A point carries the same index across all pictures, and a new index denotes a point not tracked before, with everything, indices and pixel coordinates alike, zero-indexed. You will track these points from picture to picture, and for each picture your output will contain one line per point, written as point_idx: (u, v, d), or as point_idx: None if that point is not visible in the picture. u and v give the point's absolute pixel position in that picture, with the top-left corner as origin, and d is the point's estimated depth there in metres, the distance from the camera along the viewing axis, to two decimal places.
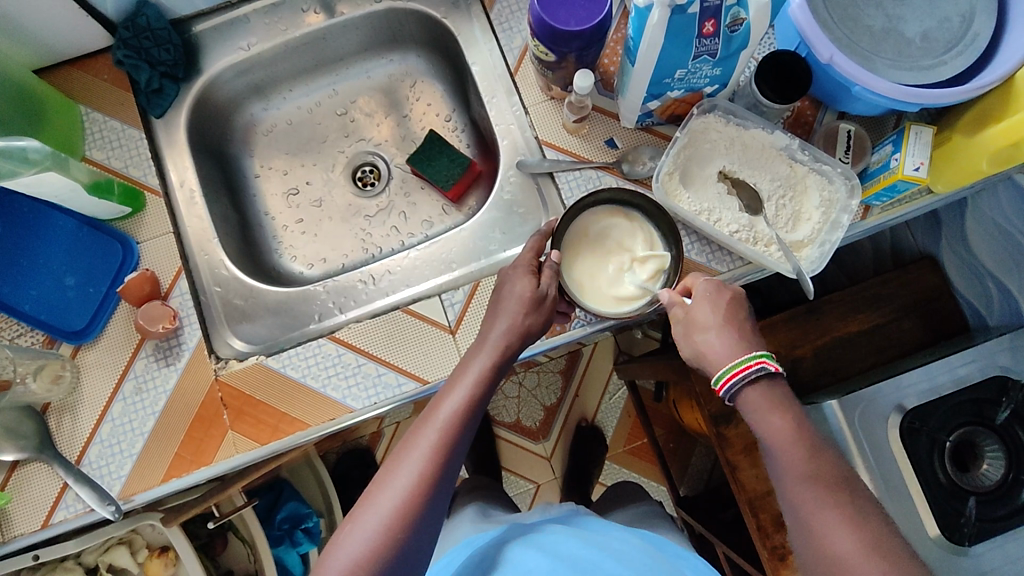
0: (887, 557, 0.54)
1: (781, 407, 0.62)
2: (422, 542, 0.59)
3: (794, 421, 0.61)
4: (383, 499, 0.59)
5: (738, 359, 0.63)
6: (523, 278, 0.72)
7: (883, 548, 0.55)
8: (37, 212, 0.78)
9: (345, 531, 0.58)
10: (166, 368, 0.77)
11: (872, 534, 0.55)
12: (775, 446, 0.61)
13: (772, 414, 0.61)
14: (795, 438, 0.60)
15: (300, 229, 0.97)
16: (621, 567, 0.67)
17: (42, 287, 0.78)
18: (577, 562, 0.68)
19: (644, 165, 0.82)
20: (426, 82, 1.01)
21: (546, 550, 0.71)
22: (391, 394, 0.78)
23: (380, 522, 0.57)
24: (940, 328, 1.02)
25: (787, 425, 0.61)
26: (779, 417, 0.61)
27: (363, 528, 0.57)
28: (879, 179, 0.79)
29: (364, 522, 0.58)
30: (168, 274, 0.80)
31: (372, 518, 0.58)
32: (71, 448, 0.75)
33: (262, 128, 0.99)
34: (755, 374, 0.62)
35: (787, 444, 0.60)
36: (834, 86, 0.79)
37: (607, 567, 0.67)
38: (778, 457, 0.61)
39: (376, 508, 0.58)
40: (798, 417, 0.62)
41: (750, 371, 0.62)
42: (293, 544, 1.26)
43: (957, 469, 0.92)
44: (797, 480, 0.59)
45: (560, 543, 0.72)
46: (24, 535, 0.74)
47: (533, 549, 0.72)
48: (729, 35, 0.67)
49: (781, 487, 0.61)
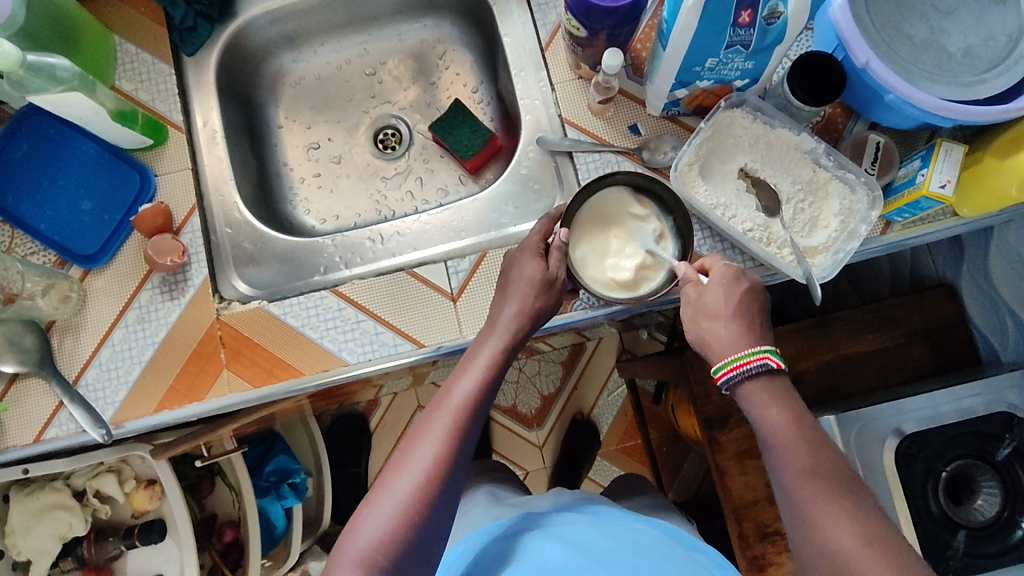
0: (886, 551, 0.54)
1: (783, 406, 0.61)
2: (438, 527, 0.59)
3: (798, 414, 0.60)
4: (399, 484, 0.59)
5: (736, 355, 0.62)
6: (531, 261, 0.71)
7: (878, 546, 0.54)
8: (62, 134, 0.80)
9: (363, 515, 0.59)
10: (170, 302, 0.78)
11: (869, 532, 0.55)
12: (773, 439, 0.60)
13: (771, 408, 0.61)
14: (796, 433, 0.59)
15: (316, 183, 0.98)
16: (637, 557, 0.67)
17: (59, 209, 0.79)
18: (595, 553, 0.67)
19: (665, 154, 0.81)
20: (457, 51, 1.01)
21: (563, 539, 0.71)
22: (386, 353, 0.78)
23: (397, 507, 0.58)
24: (951, 356, 1.00)
25: (781, 423, 0.60)
26: (777, 411, 0.60)
27: (380, 513, 0.58)
28: (903, 194, 0.77)
29: (381, 506, 0.58)
30: (181, 210, 0.80)
31: (388, 502, 0.58)
32: (70, 369, 0.76)
33: (291, 80, 1.00)
34: (755, 370, 0.61)
35: (788, 437, 0.59)
36: (866, 93, 0.77)
37: (623, 556, 0.67)
38: (773, 449, 0.60)
39: (392, 492, 0.59)
40: (803, 416, 0.60)
41: (751, 366, 0.61)
42: (277, 497, 1.27)
43: (950, 501, 0.91)
44: (799, 476, 0.58)
45: (578, 534, 0.72)
46: (17, 448, 0.75)
47: (548, 539, 0.71)
48: (765, 27, 0.66)
49: (780, 486, 0.60)
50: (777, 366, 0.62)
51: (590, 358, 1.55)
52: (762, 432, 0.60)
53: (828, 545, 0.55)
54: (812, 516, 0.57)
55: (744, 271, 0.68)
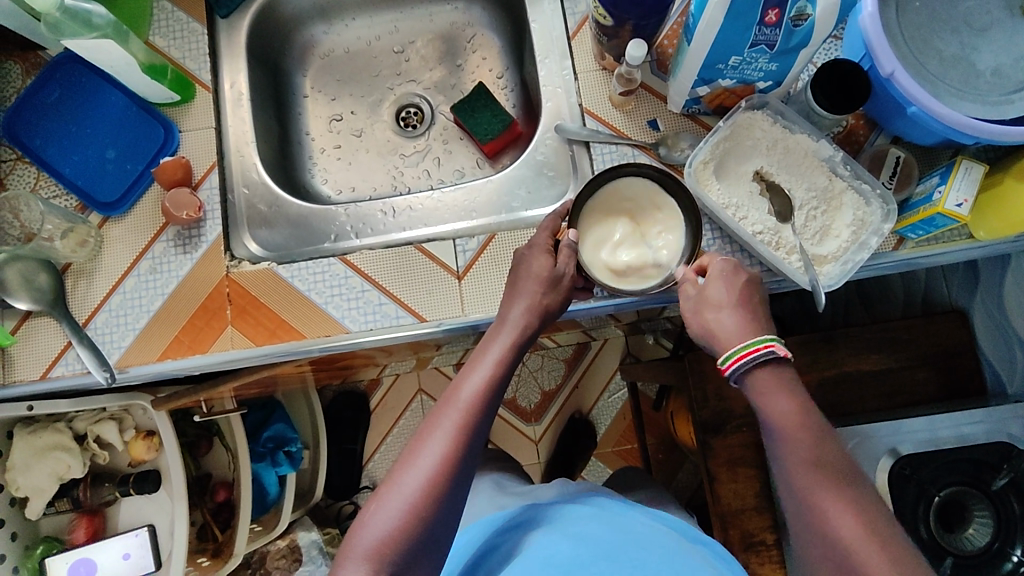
0: (892, 545, 0.53)
1: (791, 395, 0.60)
2: (445, 524, 0.59)
3: (805, 405, 0.60)
4: (407, 480, 0.59)
5: (747, 342, 0.62)
6: (540, 257, 0.71)
7: (880, 546, 0.53)
8: (94, 84, 0.83)
9: (371, 509, 0.59)
10: (182, 255, 0.80)
11: (871, 527, 0.54)
12: (782, 431, 0.59)
13: (778, 397, 0.60)
14: (803, 425, 0.59)
15: (336, 155, 0.99)
16: (643, 551, 0.67)
17: (84, 156, 0.81)
18: (601, 546, 0.67)
19: (681, 152, 0.81)
20: (485, 35, 1.02)
21: (569, 532, 0.70)
22: (387, 324, 0.79)
23: (405, 502, 0.58)
24: (956, 383, 0.98)
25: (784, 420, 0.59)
26: (785, 400, 0.60)
27: (388, 508, 0.58)
28: (918, 210, 0.76)
29: (389, 501, 0.58)
30: (201, 167, 0.83)
31: (397, 497, 0.58)
32: (81, 311, 0.78)
33: (320, 51, 1.02)
34: (765, 357, 0.61)
35: (796, 429, 0.59)
36: (887, 104, 0.77)
37: (629, 551, 0.66)
38: (782, 442, 0.60)
39: (400, 488, 0.59)
40: (809, 405, 0.60)
41: (760, 353, 0.61)
42: (272, 463, 1.28)
43: (941, 527, 0.90)
44: (805, 468, 0.58)
45: (581, 524, 0.71)
46: (24, 382, 0.77)
47: (553, 532, 0.71)
48: (791, 28, 0.66)
49: (787, 481, 0.59)
50: (784, 355, 0.62)
51: (593, 358, 1.55)
52: (771, 422, 0.60)
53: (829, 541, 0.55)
54: (816, 508, 0.56)
55: (744, 266, 0.69)
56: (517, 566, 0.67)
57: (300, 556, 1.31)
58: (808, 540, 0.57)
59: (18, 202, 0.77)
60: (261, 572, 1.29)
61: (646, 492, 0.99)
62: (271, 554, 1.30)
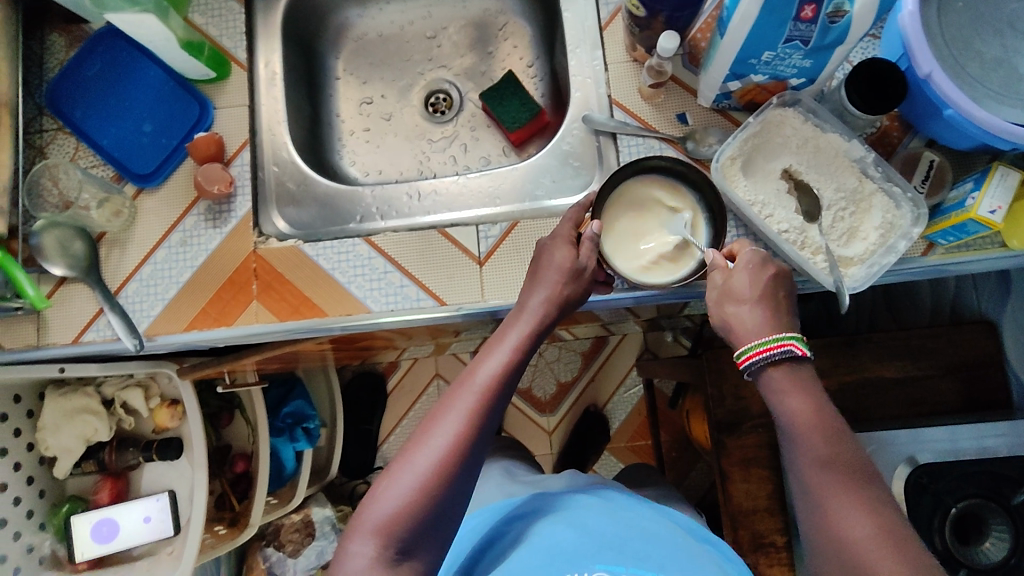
0: (904, 545, 0.53)
1: (805, 393, 0.60)
2: (455, 504, 0.60)
3: (820, 404, 0.60)
4: (419, 458, 0.60)
5: (760, 340, 0.62)
6: (563, 248, 0.72)
7: (892, 547, 0.53)
8: (134, 60, 0.85)
9: (383, 485, 0.60)
10: (212, 230, 0.82)
11: (886, 526, 0.54)
12: (795, 428, 0.59)
13: (791, 396, 0.60)
14: (817, 424, 0.59)
15: (364, 137, 1.01)
16: (648, 546, 0.67)
17: (122, 129, 0.84)
18: (606, 538, 0.67)
19: (709, 146, 0.80)
20: (517, 24, 1.02)
21: (574, 524, 0.70)
22: (408, 306, 0.80)
23: (416, 480, 0.59)
24: (981, 396, 0.96)
25: (801, 417, 0.59)
26: (798, 399, 0.60)
27: (400, 485, 0.59)
28: (950, 215, 0.74)
29: (401, 478, 0.59)
30: (234, 144, 0.84)
31: (409, 475, 0.59)
32: (114, 279, 0.81)
33: (353, 35, 1.03)
34: (778, 356, 0.61)
35: (810, 428, 0.59)
36: (924, 106, 0.75)
37: (634, 544, 0.66)
38: (795, 439, 0.59)
39: (413, 465, 0.60)
40: (825, 404, 0.60)
41: (772, 352, 0.61)
42: (291, 438, 1.30)
43: (957, 539, 0.88)
44: (815, 467, 0.57)
45: (587, 517, 0.71)
46: (56, 346, 0.80)
47: (559, 522, 0.71)
48: (827, 24, 0.65)
49: (799, 481, 0.59)
50: (801, 354, 0.61)
51: (611, 352, 1.55)
52: (784, 419, 0.60)
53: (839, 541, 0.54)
54: (827, 506, 0.56)
55: (774, 259, 0.68)
56: (522, 552, 0.68)
57: (313, 531, 1.33)
58: (818, 540, 0.56)
59: (58, 170, 0.81)
60: (275, 543, 1.33)
61: (657, 488, 0.99)
62: (284, 527, 1.33)
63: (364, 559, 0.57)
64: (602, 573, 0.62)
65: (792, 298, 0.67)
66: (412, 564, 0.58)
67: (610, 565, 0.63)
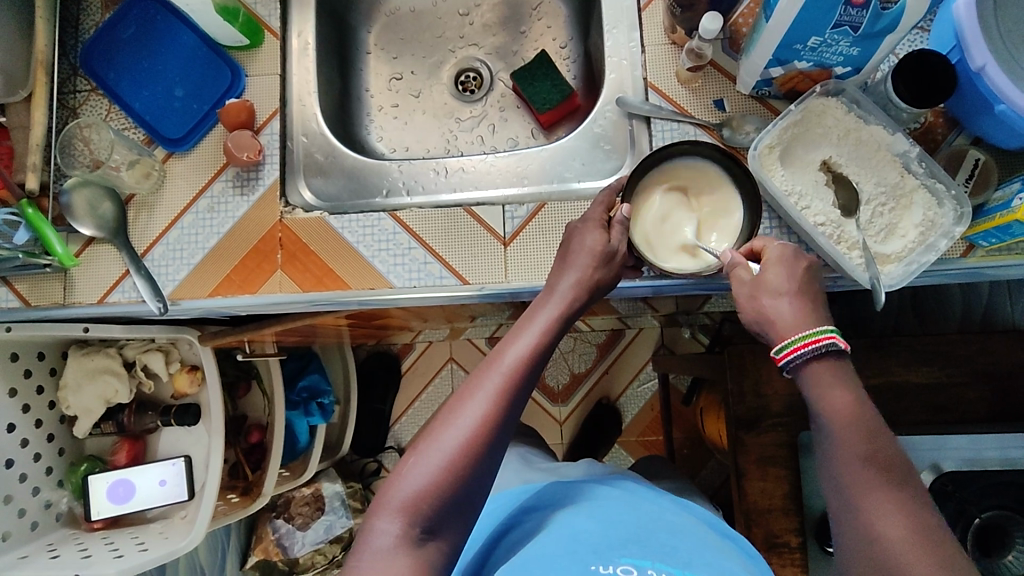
0: (938, 547, 0.51)
1: (847, 388, 0.59)
2: (480, 486, 0.60)
3: (861, 401, 0.58)
4: (446, 438, 0.59)
5: (805, 333, 0.60)
6: (594, 232, 0.70)
7: (922, 547, 0.51)
8: (168, 23, 0.85)
9: (409, 463, 0.59)
10: (240, 197, 0.82)
11: (921, 528, 0.53)
12: (835, 424, 0.58)
13: (835, 391, 0.59)
14: (855, 421, 0.57)
15: (393, 113, 1.00)
16: (674, 539, 0.66)
17: (154, 92, 0.84)
18: (629, 529, 0.66)
19: (746, 135, 0.79)
20: (552, 4, 1.00)
21: (596, 514, 0.69)
22: (431, 283, 0.79)
23: (443, 460, 0.58)
24: (1011, 406, 0.93)
25: (847, 412, 0.58)
26: (841, 394, 0.58)
27: (426, 464, 0.58)
28: (994, 216, 0.72)
29: (427, 457, 0.59)
30: (264, 112, 0.84)
31: (435, 454, 0.59)
32: (140, 242, 0.81)
33: (385, 9, 1.02)
34: (825, 350, 0.59)
35: (848, 424, 0.57)
36: (973, 101, 0.73)
37: (660, 537, 0.65)
38: (834, 437, 0.58)
39: (439, 444, 0.59)
40: (865, 400, 0.59)
41: (818, 345, 0.59)
42: (305, 412, 1.30)
43: (978, 550, 0.86)
44: (859, 464, 0.56)
45: (609, 508, 0.71)
46: (82, 305, 0.80)
47: (582, 513, 0.70)
48: (879, 11, 0.62)
49: (834, 477, 0.57)
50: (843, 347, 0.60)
51: (627, 346, 1.53)
52: (824, 415, 0.58)
53: (877, 542, 0.53)
54: (863, 504, 0.55)
55: (802, 250, 0.67)
56: (543, 538, 0.67)
57: (322, 505, 1.35)
58: (850, 541, 0.55)
59: (91, 130, 0.81)
60: (285, 516, 1.34)
61: (672, 481, 0.98)
62: (295, 500, 1.34)
63: (390, 536, 0.56)
64: (628, 566, 0.60)
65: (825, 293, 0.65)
66: (436, 544, 0.57)
67: (635, 558, 0.61)
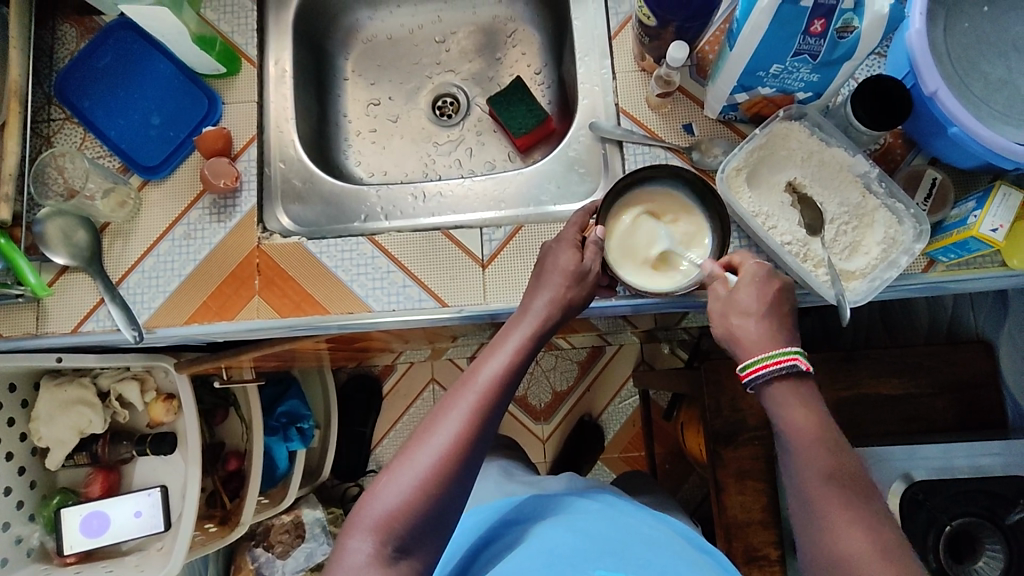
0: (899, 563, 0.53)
1: (809, 408, 0.60)
2: (452, 505, 0.60)
3: (824, 420, 0.60)
4: (419, 456, 0.60)
5: (766, 354, 0.62)
6: (567, 251, 0.72)
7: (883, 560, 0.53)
8: (144, 52, 0.85)
9: (381, 482, 0.60)
10: (217, 224, 0.82)
11: (885, 542, 0.54)
12: (797, 442, 0.59)
13: (796, 410, 0.60)
14: (819, 438, 0.59)
15: (371, 138, 1.01)
16: (650, 552, 0.66)
17: (130, 121, 0.84)
18: (606, 542, 0.67)
19: (714, 157, 0.81)
20: (527, 31, 1.03)
21: (574, 527, 0.70)
22: (409, 306, 0.80)
23: (415, 479, 0.59)
24: (977, 415, 0.96)
25: (811, 430, 0.59)
26: (802, 414, 0.60)
27: (399, 482, 0.59)
28: (951, 233, 0.75)
29: (400, 476, 0.59)
30: (241, 139, 0.85)
31: (408, 473, 0.59)
32: (115, 270, 0.81)
33: (363, 36, 1.04)
34: (784, 371, 0.61)
35: (812, 442, 0.59)
36: (928, 123, 0.76)
37: (636, 549, 0.66)
38: (795, 453, 0.59)
39: (412, 463, 0.59)
40: (827, 420, 0.60)
41: (778, 366, 0.61)
42: (284, 438, 1.29)
43: (950, 558, 0.88)
44: (818, 481, 0.57)
45: (587, 521, 0.71)
46: (55, 335, 0.79)
47: (560, 524, 0.71)
48: (836, 40, 0.65)
49: (798, 493, 0.59)
50: (805, 368, 0.61)
51: (607, 363, 1.55)
52: (787, 433, 0.60)
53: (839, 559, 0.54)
54: (828, 519, 0.56)
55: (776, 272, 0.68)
56: (520, 553, 0.67)
57: (303, 532, 1.33)
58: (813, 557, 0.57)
59: (65, 159, 0.80)
60: (264, 544, 1.32)
61: (653, 498, 0.99)
62: (275, 528, 1.32)
63: (363, 554, 0.57)
64: None
65: (795, 311, 0.67)
66: (409, 562, 0.58)
67: (609, 569, 0.61)
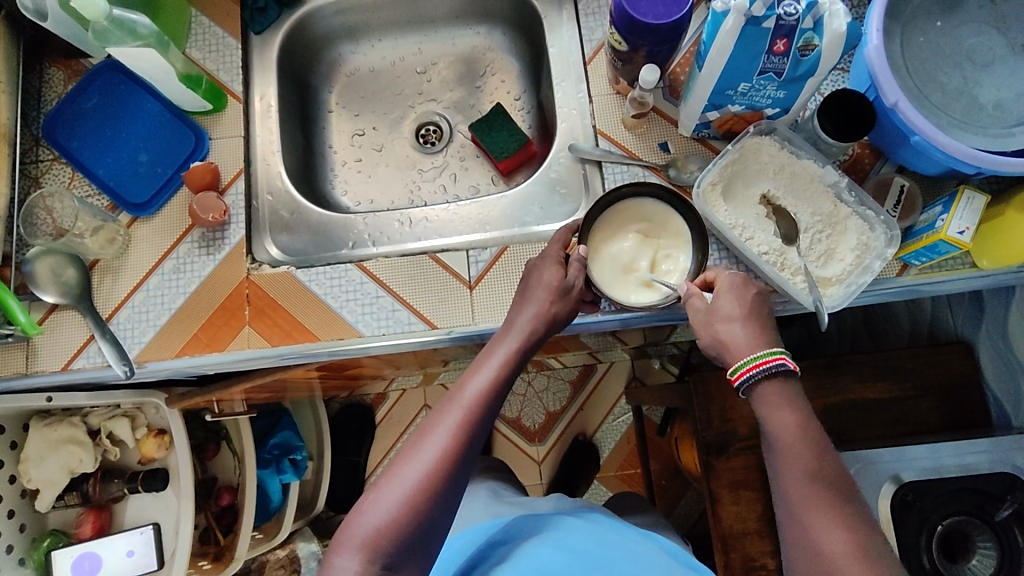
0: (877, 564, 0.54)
1: (795, 407, 0.61)
2: (440, 520, 0.60)
3: (809, 419, 0.61)
4: (407, 472, 0.60)
5: (758, 353, 0.63)
6: (551, 268, 0.73)
7: (870, 555, 0.55)
8: (131, 91, 0.87)
9: (369, 499, 0.60)
10: (206, 257, 0.83)
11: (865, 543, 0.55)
12: (784, 441, 0.60)
13: (784, 409, 0.61)
14: (804, 437, 0.60)
15: (357, 167, 1.03)
16: (636, 569, 0.67)
17: (118, 159, 0.85)
18: (594, 560, 0.67)
19: (690, 173, 0.84)
20: (504, 59, 1.06)
21: (561, 545, 0.70)
22: (399, 330, 0.81)
23: (403, 495, 0.59)
24: (961, 415, 0.98)
25: (799, 427, 0.60)
26: (790, 413, 0.61)
27: (387, 499, 0.59)
28: (921, 237, 0.77)
29: (387, 492, 0.60)
30: (229, 172, 0.86)
31: (395, 489, 0.60)
32: (105, 306, 0.81)
33: (346, 69, 1.07)
34: (774, 370, 0.62)
35: (799, 440, 0.60)
36: (892, 133, 0.79)
37: (623, 567, 0.67)
38: (783, 453, 0.61)
39: (400, 479, 0.60)
40: (813, 418, 0.62)
41: (769, 365, 0.62)
42: (277, 470, 1.28)
43: (944, 557, 0.89)
44: (806, 479, 0.59)
45: (573, 538, 0.72)
46: (45, 373, 0.79)
47: (546, 543, 0.71)
48: (798, 57, 0.69)
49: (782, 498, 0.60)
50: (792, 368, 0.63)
51: (599, 381, 1.55)
52: (776, 432, 0.61)
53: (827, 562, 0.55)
54: (807, 521, 0.57)
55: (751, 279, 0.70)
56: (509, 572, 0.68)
57: (298, 567, 1.34)
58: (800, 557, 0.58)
59: (53, 199, 0.81)
60: None
61: (647, 515, 0.99)
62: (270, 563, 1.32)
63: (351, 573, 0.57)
64: None
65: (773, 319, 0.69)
66: None
67: None
